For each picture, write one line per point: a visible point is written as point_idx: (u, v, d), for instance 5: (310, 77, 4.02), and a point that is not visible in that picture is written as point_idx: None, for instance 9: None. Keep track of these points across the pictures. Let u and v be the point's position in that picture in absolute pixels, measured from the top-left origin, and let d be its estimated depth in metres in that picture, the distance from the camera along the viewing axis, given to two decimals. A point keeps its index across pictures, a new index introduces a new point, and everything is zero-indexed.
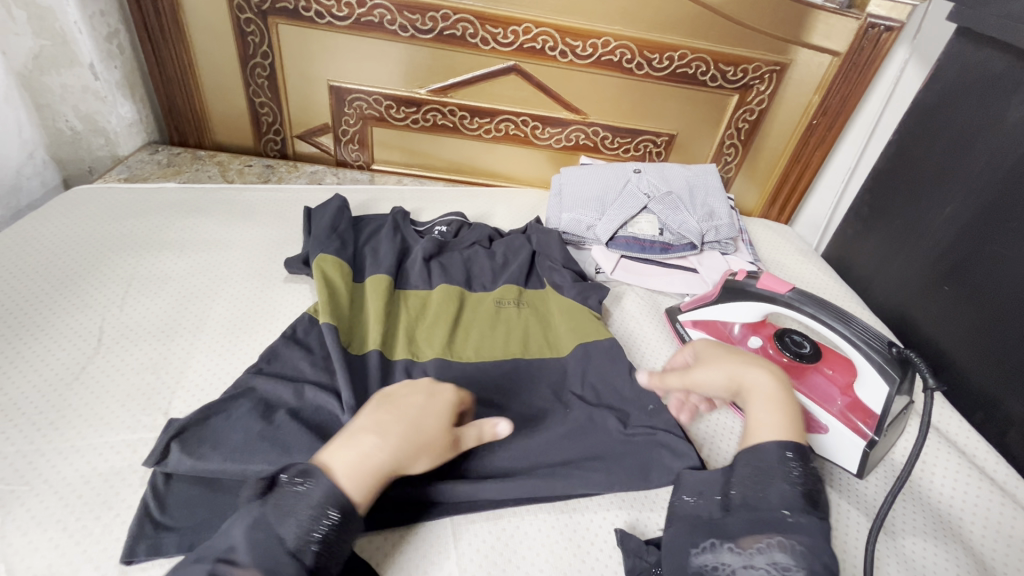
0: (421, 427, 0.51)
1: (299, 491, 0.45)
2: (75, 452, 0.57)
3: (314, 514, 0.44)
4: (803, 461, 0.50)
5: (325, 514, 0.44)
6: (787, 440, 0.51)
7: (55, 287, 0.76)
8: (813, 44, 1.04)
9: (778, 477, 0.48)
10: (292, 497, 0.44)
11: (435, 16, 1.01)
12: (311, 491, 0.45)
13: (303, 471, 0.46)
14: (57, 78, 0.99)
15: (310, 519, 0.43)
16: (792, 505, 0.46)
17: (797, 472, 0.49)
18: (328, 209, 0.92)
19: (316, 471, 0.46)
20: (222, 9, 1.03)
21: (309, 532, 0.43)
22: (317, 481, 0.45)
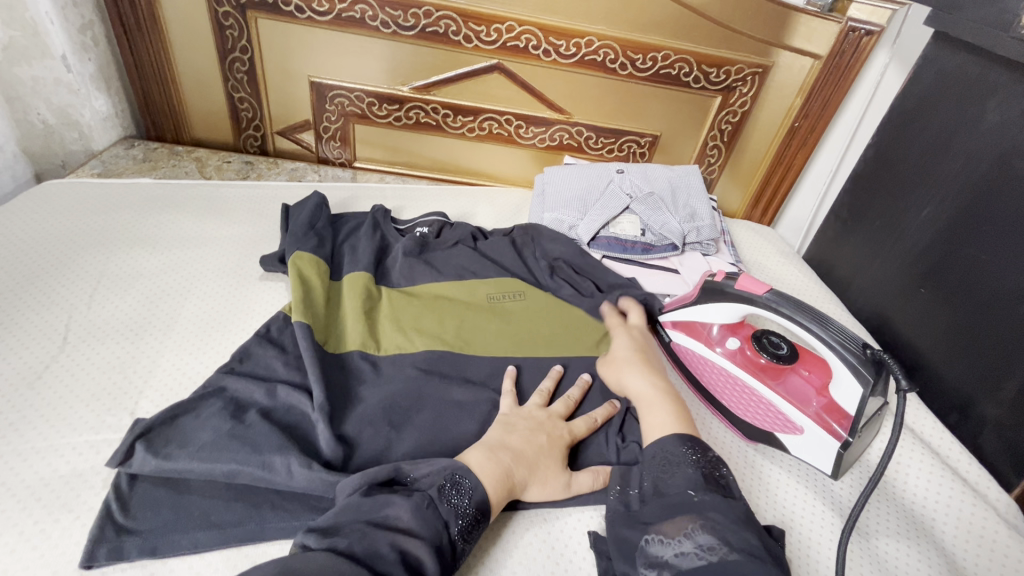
0: (545, 462, 0.59)
1: (462, 491, 0.53)
2: (37, 454, 0.56)
3: (469, 513, 0.52)
4: (699, 447, 0.57)
5: (476, 517, 0.52)
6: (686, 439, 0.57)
7: (21, 284, 0.74)
8: (795, 47, 1.05)
9: (685, 463, 0.55)
10: (456, 496, 0.52)
11: (418, 13, 1.01)
12: (473, 493, 0.53)
13: (461, 471, 0.54)
14: (27, 69, 0.96)
15: (460, 521, 0.51)
16: (697, 486, 0.52)
17: (695, 455, 0.56)
18: (307, 206, 0.91)
19: (474, 474, 0.54)
20: (200, 2, 1.01)
21: (463, 526, 0.51)
22: (477, 483, 0.54)
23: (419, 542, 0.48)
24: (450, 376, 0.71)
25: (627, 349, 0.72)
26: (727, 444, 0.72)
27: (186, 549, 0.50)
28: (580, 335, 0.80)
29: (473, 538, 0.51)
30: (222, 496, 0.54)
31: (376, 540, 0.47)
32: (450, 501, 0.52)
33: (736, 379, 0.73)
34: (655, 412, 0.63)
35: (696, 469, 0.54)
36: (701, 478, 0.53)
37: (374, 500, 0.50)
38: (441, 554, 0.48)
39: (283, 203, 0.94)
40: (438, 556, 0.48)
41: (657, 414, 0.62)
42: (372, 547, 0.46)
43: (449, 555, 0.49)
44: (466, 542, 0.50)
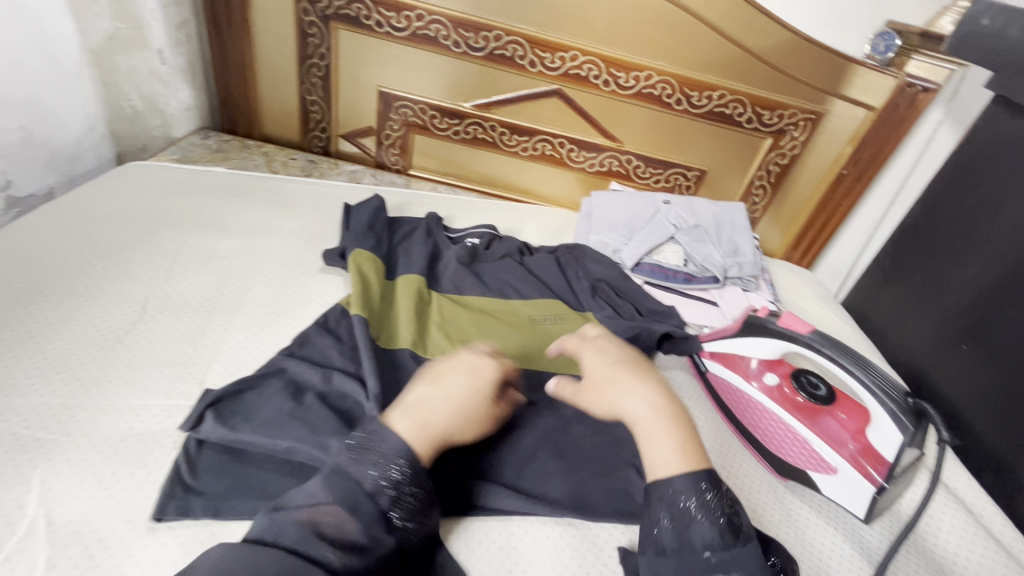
0: (467, 405, 0.57)
1: (380, 447, 0.51)
2: (115, 411, 0.60)
3: (388, 467, 0.50)
4: (716, 490, 0.53)
5: (400, 470, 0.50)
6: (700, 473, 0.53)
7: (106, 254, 0.79)
8: (849, 98, 1.07)
9: (702, 518, 0.51)
10: (374, 456, 0.50)
11: (489, 36, 1.06)
12: (381, 445, 0.51)
13: (375, 430, 0.52)
14: (126, 58, 1.06)
15: (379, 471, 0.50)
16: (714, 545, 0.50)
17: (712, 502, 0.52)
18: (367, 207, 0.96)
19: (385, 430, 0.52)
20: (288, 10, 1.08)
21: (381, 481, 0.49)
22: (392, 437, 0.52)
23: (338, 507, 0.47)
24: None
25: (602, 369, 0.63)
26: (758, 479, 0.72)
27: (244, 515, 0.53)
28: None
29: (401, 497, 0.49)
30: (278, 470, 0.58)
31: (285, 518, 0.46)
32: (359, 460, 0.50)
33: (772, 413, 0.75)
34: (652, 438, 0.56)
35: (711, 523, 0.51)
36: (719, 535, 0.50)
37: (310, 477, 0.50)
38: (367, 518, 0.47)
39: (345, 203, 1.00)
40: (356, 515, 0.47)
41: (657, 440, 0.56)
42: (303, 524, 0.46)
43: (381, 521, 0.48)
44: (392, 501, 0.49)
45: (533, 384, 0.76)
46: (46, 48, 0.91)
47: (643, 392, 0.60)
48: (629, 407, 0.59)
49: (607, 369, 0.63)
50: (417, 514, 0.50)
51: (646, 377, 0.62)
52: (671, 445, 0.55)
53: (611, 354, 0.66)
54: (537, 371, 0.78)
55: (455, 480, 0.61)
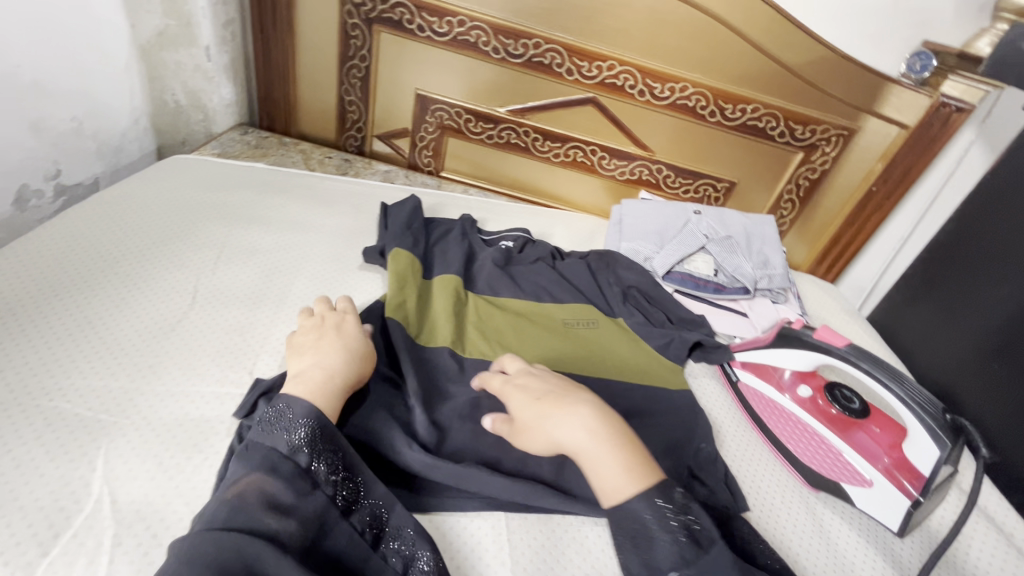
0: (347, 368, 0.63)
1: (286, 414, 0.54)
2: (172, 397, 0.62)
3: (299, 426, 0.53)
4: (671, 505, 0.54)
5: (309, 430, 0.53)
6: (649, 489, 0.55)
7: (155, 244, 0.82)
8: (883, 115, 1.08)
9: (659, 533, 0.52)
10: (282, 425, 0.53)
11: (528, 43, 1.08)
12: (290, 409, 0.55)
13: (281, 400, 0.56)
14: (173, 54, 1.09)
15: (290, 431, 0.53)
16: (678, 563, 0.50)
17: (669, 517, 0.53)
18: (404, 207, 0.98)
19: (288, 397, 0.56)
20: (333, 12, 1.11)
21: (296, 443, 0.52)
22: (296, 402, 0.56)
23: (262, 477, 0.50)
24: None
25: (528, 404, 0.64)
26: (791, 488, 0.73)
27: None
28: (651, 365, 0.84)
29: (319, 454, 0.52)
30: None
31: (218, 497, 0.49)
32: (272, 428, 0.53)
33: (805, 424, 0.76)
34: (597, 465, 0.57)
35: (672, 543, 0.51)
36: (680, 551, 0.50)
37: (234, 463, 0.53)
38: (291, 480, 0.50)
39: (382, 202, 1.01)
40: (276, 474, 0.50)
41: (601, 466, 0.57)
42: (236, 502, 0.48)
43: (305, 480, 0.51)
44: (311, 458, 0.52)
45: None
46: (94, 25, 0.95)
47: (575, 419, 0.60)
48: (565, 437, 0.60)
49: (533, 407, 0.63)
50: (341, 469, 0.53)
51: (573, 402, 0.62)
52: (616, 465, 0.57)
53: (536, 388, 0.66)
54: (572, 374, 0.79)
55: (494, 479, 0.61)
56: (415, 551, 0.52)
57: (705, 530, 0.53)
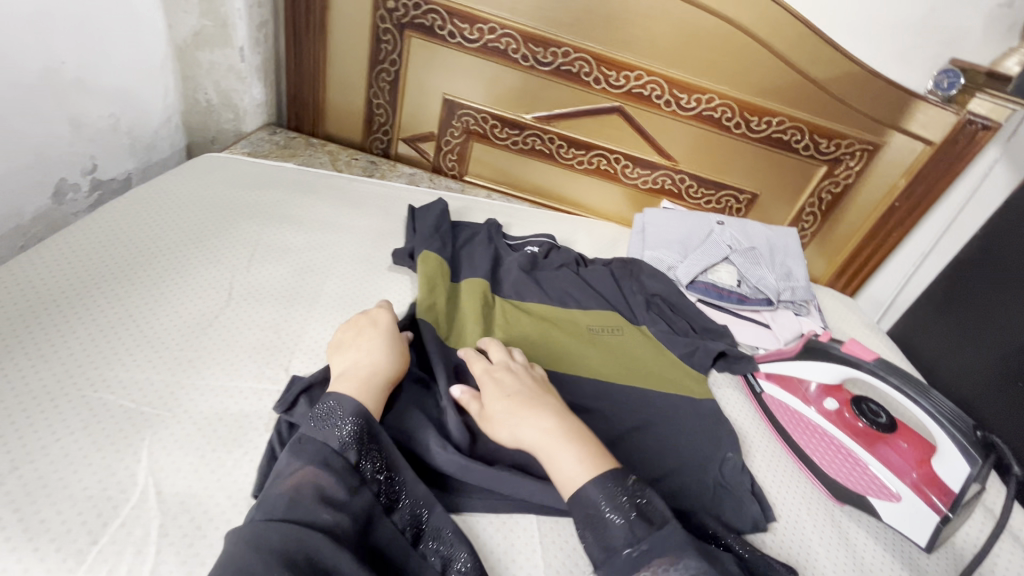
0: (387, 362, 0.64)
1: (335, 411, 0.55)
2: (212, 391, 0.63)
3: (349, 423, 0.55)
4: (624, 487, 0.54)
5: (358, 428, 0.55)
6: (602, 476, 0.55)
7: (192, 240, 0.83)
8: (909, 131, 1.09)
9: (614, 516, 0.52)
10: (330, 420, 0.55)
11: (557, 51, 1.09)
12: (340, 406, 0.56)
13: (329, 397, 0.57)
14: (208, 54, 1.10)
15: (341, 428, 0.54)
16: (632, 540, 0.51)
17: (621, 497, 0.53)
18: (432, 210, 0.99)
19: (335, 395, 0.57)
20: (366, 16, 1.12)
21: (345, 440, 0.54)
22: (344, 399, 0.57)
23: (314, 471, 0.51)
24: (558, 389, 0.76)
25: (500, 396, 0.63)
26: (816, 500, 0.73)
27: None
28: (676, 373, 0.85)
29: (366, 453, 0.54)
30: None
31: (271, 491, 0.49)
32: (321, 424, 0.55)
33: (832, 437, 0.77)
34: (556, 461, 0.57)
35: (625, 524, 0.52)
36: (632, 529, 0.52)
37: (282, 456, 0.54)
38: (342, 476, 0.52)
39: (410, 205, 1.02)
40: (330, 470, 0.51)
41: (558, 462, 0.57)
42: (291, 496, 0.49)
43: (355, 477, 0.52)
44: (359, 455, 0.54)
45: (595, 392, 0.78)
46: (135, 24, 0.97)
47: (540, 419, 0.60)
48: (527, 435, 0.59)
49: (504, 402, 0.62)
50: (385, 467, 0.55)
51: (540, 405, 0.62)
52: (574, 458, 0.56)
53: (510, 385, 0.64)
54: (598, 380, 0.80)
55: (530, 484, 0.61)
56: (453, 554, 0.53)
57: (655, 509, 0.54)
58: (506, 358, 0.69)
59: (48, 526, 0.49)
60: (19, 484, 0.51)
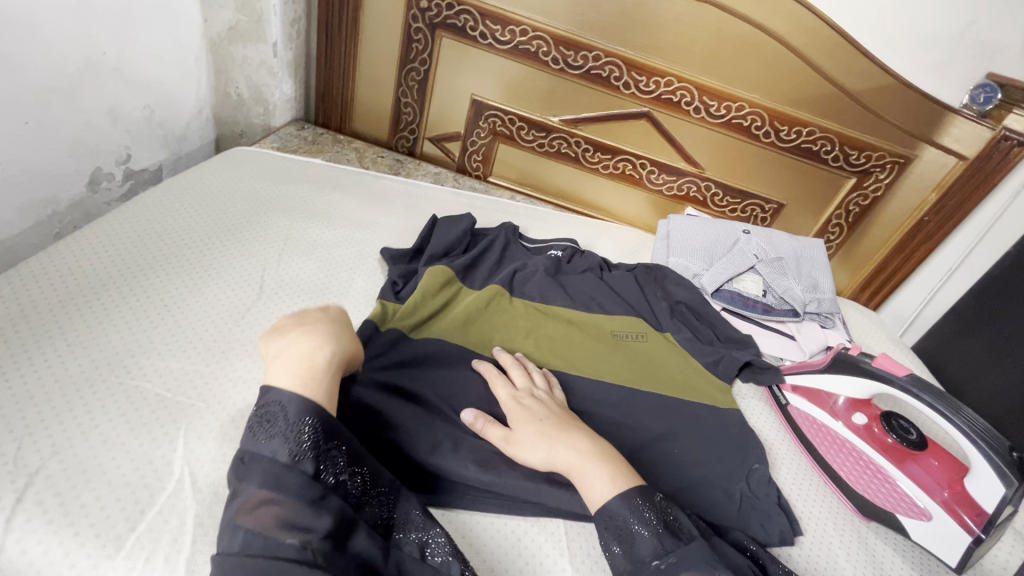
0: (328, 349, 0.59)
1: (279, 418, 0.51)
2: (244, 383, 0.64)
3: (295, 430, 0.50)
4: (650, 502, 0.54)
5: (309, 427, 0.50)
6: (627, 491, 0.55)
7: (223, 233, 0.84)
8: (942, 145, 1.08)
9: (641, 528, 0.53)
10: (276, 432, 0.50)
11: (588, 55, 1.09)
12: (284, 409, 0.51)
13: (269, 402, 0.52)
14: (241, 48, 1.11)
15: (289, 434, 0.49)
16: (659, 552, 0.51)
17: (647, 512, 0.54)
18: (457, 225, 0.95)
19: (275, 398, 0.52)
20: (399, 16, 1.13)
21: (295, 447, 0.49)
22: (286, 398, 0.52)
23: (266, 494, 0.46)
24: (584, 393, 0.76)
25: (529, 418, 0.63)
26: (841, 516, 0.72)
27: None
28: (700, 382, 0.84)
29: (321, 456, 0.49)
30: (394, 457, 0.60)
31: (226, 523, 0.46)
32: (264, 437, 0.50)
33: (861, 452, 0.76)
34: (586, 479, 0.57)
35: (653, 536, 0.52)
36: (659, 541, 0.52)
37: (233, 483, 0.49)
38: (297, 491, 0.47)
39: (432, 214, 0.99)
40: (281, 489, 0.47)
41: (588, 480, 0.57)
42: (249, 527, 0.45)
43: (314, 487, 0.48)
44: (316, 464, 0.49)
45: (620, 397, 0.77)
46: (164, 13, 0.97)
47: (571, 442, 0.60)
48: (557, 455, 0.59)
49: (535, 425, 0.62)
50: (346, 464, 0.51)
51: (573, 430, 0.62)
52: (602, 475, 0.57)
53: (538, 409, 0.65)
54: (623, 385, 0.79)
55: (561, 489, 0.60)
56: (429, 535, 0.52)
57: (680, 524, 0.54)
58: (529, 383, 0.70)
59: (87, 511, 0.49)
60: (59, 468, 0.51)
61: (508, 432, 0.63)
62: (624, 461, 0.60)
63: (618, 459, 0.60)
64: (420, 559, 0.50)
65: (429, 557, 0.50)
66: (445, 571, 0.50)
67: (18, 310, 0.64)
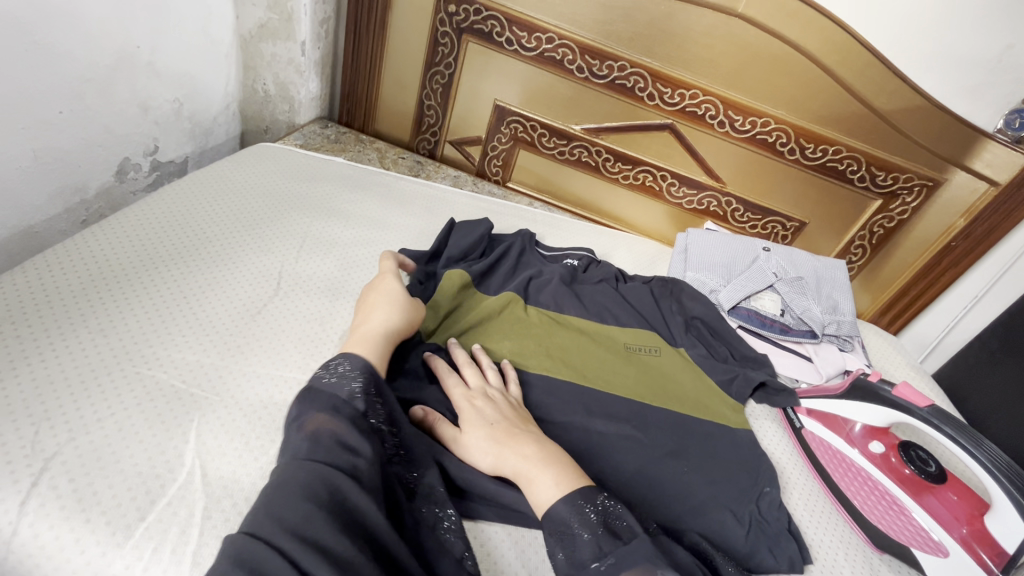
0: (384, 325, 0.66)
1: (342, 368, 0.57)
2: (259, 378, 0.64)
3: (356, 378, 0.56)
4: (592, 504, 0.53)
5: (366, 380, 0.56)
6: (569, 493, 0.54)
7: (245, 227, 0.85)
8: (973, 170, 1.05)
9: (579, 531, 0.51)
10: (339, 377, 0.56)
11: (613, 65, 1.09)
12: (350, 364, 0.58)
13: (337, 357, 0.59)
14: (271, 46, 1.12)
15: (350, 380, 0.56)
16: (597, 554, 0.49)
17: (589, 514, 0.52)
18: (476, 231, 0.95)
19: (343, 356, 0.59)
20: (427, 20, 1.14)
21: (354, 391, 0.55)
22: (353, 358, 0.59)
23: (327, 418, 0.51)
24: (593, 405, 0.76)
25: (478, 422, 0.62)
26: (855, 548, 0.70)
27: None
28: (712, 400, 0.83)
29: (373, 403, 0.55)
30: None
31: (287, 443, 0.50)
32: (330, 379, 0.56)
33: (877, 482, 0.74)
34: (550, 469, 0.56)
35: (592, 537, 0.50)
36: (598, 544, 0.50)
37: (293, 412, 0.54)
38: (353, 421, 0.52)
39: (449, 219, 0.98)
40: (339, 415, 0.52)
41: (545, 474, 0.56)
42: (309, 442, 0.49)
43: (365, 424, 0.53)
44: (367, 405, 0.54)
45: (629, 412, 0.77)
46: (201, 7, 0.99)
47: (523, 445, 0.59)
48: (504, 460, 0.58)
49: (490, 423, 0.61)
50: (389, 420, 0.56)
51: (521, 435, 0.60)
52: (550, 478, 0.55)
53: (490, 413, 0.63)
54: (634, 399, 0.79)
55: None
56: (442, 511, 0.55)
57: (624, 526, 0.52)
58: (482, 382, 0.68)
59: (99, 499, 0.50)
60: (73, 454, 0.52)
61: (455, 435, 0.62)
62: (574, 465, 0.59)
63: (568, 464, 0.58)
64: (432, 528, 0.53)
65: (440, 527, 0.54)
66: (450, 547, 0.52)
67: (41, 296, 0.65)
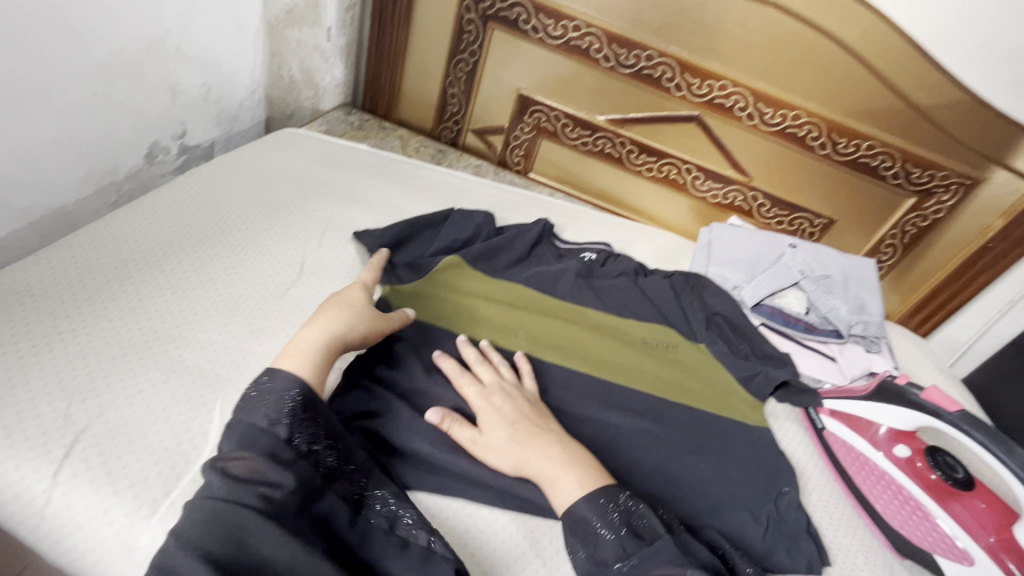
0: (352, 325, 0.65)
1: (263, 389, 0.54)
2: None
3: (277, 400, 0.53)
4: (615, 503, 0.53)
5: (291, 401, 0.54)
6: (592, 492, 0.54)
7: (268, 212, 0.86)
8: (1015, 168, 1.01)
9: (603, 530, 0.51)
10: (260, 400, 0.53)
11: (640, 54, 1.07)
12: (273, 383, 0.55)
13: (262, 376, 0.56)
14: (297, 31, 1.13)
15: (272, 404, 0.53)
16: (621, 554, 0.50)
17: (613, 515, 0.52)
18: (474, 222, 0.91)
19: (269, 373, 0.56)
20: (452, 7, 1.13)
21: (273, 417, 0.52)
22: (280, 374, 0.56)
23: (242, 453, 0.50)
24: (610, 399, 0.76)
25: (496, 419, 0.62)
26: (875, 552, 0.70)
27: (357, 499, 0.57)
28: (731, 397, 0.82)
29: (299, 424, 0.53)
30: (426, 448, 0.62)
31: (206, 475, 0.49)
32: (251, 404, 0.53)
33: (901, 487, 0.72)
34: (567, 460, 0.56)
35: (615, 538, 0.51)
36: (623, 544, 0.50)
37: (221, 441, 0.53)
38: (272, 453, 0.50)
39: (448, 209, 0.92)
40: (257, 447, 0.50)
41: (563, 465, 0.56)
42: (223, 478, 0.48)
43: (288, 452, 0.51)
44: (291, 429, 0.52)
45: (646, 407, 0.76)
46: None
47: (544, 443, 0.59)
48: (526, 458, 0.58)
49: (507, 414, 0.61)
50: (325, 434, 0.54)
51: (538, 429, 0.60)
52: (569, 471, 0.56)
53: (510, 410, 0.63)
54: (651, 395, 0.78)
55: None
56: (399, 510, 0.53)
57: (647, 524, 0.52)
58: (497, 377, 0.68)
59: (127, 472, 0.51)
60: (104, 428, 0.54)
61: (473, 436, 0.62)
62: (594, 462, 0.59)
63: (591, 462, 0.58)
64: (389, 530, 0.52)
65: (398, 528, 0.52)
66: (414, 542, 0.52)
67: (74, 275, 0.66)
